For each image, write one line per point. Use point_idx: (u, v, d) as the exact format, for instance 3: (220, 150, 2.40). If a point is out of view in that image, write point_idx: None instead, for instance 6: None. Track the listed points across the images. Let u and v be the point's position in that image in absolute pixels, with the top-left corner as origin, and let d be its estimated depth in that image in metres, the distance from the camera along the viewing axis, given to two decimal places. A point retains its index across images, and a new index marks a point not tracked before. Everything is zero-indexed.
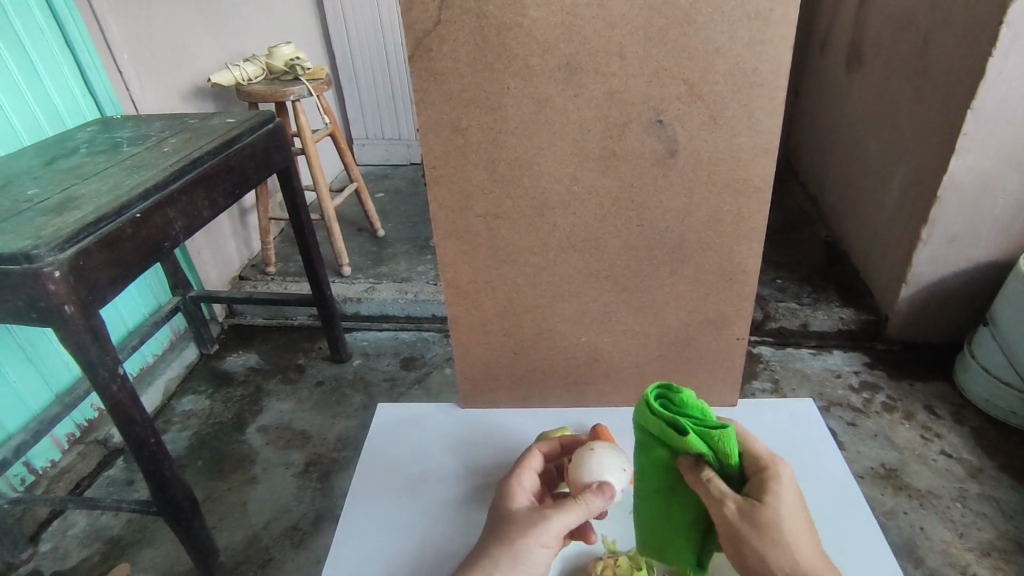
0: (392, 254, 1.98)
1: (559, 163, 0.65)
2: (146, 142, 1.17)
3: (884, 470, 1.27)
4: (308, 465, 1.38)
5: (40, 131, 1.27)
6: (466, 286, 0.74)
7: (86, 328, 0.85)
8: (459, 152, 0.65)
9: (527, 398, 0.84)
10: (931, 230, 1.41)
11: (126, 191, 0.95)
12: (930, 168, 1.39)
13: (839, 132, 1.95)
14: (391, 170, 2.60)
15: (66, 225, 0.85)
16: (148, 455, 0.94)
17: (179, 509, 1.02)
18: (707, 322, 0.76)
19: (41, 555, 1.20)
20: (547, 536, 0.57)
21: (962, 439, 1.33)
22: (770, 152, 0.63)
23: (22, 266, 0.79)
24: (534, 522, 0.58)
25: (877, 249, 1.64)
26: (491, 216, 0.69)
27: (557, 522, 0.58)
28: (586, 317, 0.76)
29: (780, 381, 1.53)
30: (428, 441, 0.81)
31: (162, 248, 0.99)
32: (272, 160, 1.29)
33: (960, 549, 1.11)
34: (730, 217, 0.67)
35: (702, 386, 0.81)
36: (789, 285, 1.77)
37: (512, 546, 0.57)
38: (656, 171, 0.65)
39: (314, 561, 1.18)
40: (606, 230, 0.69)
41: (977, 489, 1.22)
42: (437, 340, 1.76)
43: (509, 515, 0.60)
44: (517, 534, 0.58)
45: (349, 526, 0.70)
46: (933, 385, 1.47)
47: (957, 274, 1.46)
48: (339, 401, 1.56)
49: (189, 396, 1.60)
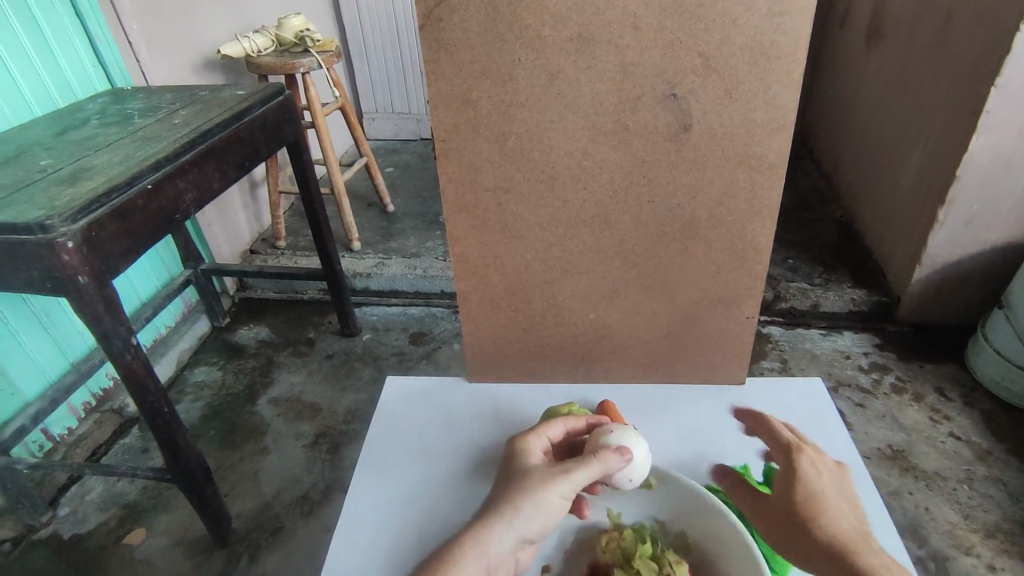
0: (401, 230, 1.97)
1: (570, 137, 0.64)
2: (157, 113, 1.16)
3: (891, 451, 1.27)
4: (318, 436, 1.40)
5: (51, 102, 1.28)
6: (476, 261, 0.74)
7: (100, 298, 0.86)
8: (470, 124, 0.64)
9: (534, 373, 0.84)
10: (948, 210, 1.38)
11: (137, 162, 0.95)
12: (950, 147, 1.37)
13: (857, 109, 1.91)
14: (401, 145, 2.58)
15: (79, 196, 0.86)
16: (163, 423, 0.96)
17: (192, 477, 1.04)
18: (717, 299, 0.75)
19: (59, 519, 1.24)
20: (564, 489, 0.57)
21: (971, 421, 1.32)
22: (786, 127, 0.62)
23: (35, 236, 0.80)
24: (551, 476, 0.58)
25: (892, 230, 1.62)
26: (501, 190, 0.68)
27: (575, 478, 0.58)
28: (594, 293, 0.76)
29: (789, 361, 1.52)
30: (437, 413, 0.82)
31: (173, 219, 0.99)
32: (282, 133, 1.29)
33: (965, 530, 1.11)
34: (744, 193, 0.66)
35: (710, 364, 0.81)
36: (801, 266, 1.75)
37: (529, 497, 0.56)
38: (668, 146, 0.64)
39: (324, 529, 1.20)
40: (617, 206, 0.68)
41: (984, 471, 1.22)
42: (446, 315, 1.76)
43: (524, 469, 0.59)
44: (535, 487, 0.57)
45: (357, 497, 0.71)
46: (943, 367, 1.46)
47: (972, 255, 1.44)
48: (349, 374, 1.57)
49: (202, 367, 1.62)
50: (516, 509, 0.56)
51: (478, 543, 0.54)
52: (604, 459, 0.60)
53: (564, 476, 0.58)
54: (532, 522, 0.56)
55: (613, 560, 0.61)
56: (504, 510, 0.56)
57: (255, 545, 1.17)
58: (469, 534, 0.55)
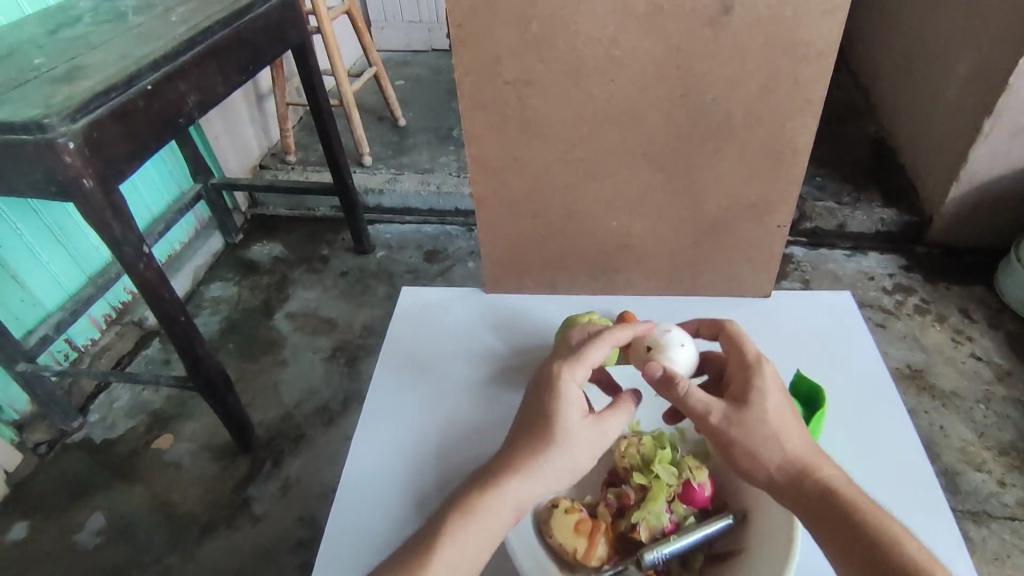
0: (414, 145, 1.91)
1: (599, 22, 0.58)
2: (153, 11, 1.09)
3: (910, 371, 1.26)
4: (335, 350, 1.42)
5: (43, 0, 1.20)
6: (494, 164, 0.70)
7: (107, 203, 0.83)
8: (488, 7, 0.58)
9: (553, 284, 0.82)
10: (994, 122, 1.30)
11: (136, 60, 0.90)
12: (1004, 52, 1.26)
13: (902, 14, 1.77)
14: (412, 56, 2.46)
15: (77, 94, 0.82)
16: (181, 333, 0.97)
17: (213, 385, 1.06)
18: (748, 207, 0.71)
19: (90, 424, 1.28)
20: (601, 444, 0.55)
21: (995, 343, 1.30)
22: (840, 9, 0.55)
23: (35, 136, 0.76)
24: (594, 435, 0.54)
25: (931, 146, 1.53)
26: (522, 83, 0.63)
27: (611, 434, 0.56)
28: (618, 200, 0.72)
29: (811, 282, 1.49)
30: (455, 322, 0.80)
31: (177, 123, 0.95)
32: (286, 35, 1.21)
33: (979, 447, 1.12)
34: (787, 86, 0.61)
35: (735, 275, 0.79)
36: (829, 184, 1.67)
37: (570, 455, 0.53)
38: (707, 32, 0.58)
39: (344, 437, 1.24)
40: (647, 101, 0.63)
41: (1003, 391, 1.21)
42: (460, 233, 1.73)
43: (568, 425, 0.53)
44: (576, 447, 0.54)
45: (375, 404, 0.71)
46: (971, 289, 1.42)
47: (1014, 171, 1.37)
48: (364, 290, 1.57)
49: (218, 282, 1.63)
50: (557, 465, 0.53)
51: (520, 502, 0.52)
52: (633, 403, 0.57)
53: (603, 431, 0.55)
54: (567, 475, 0.54)
55: (631, 464, 0.60)
56: (548, 468, 0.53)
57: (278, 451, 1.21)
58: (513, 493, 0.52)
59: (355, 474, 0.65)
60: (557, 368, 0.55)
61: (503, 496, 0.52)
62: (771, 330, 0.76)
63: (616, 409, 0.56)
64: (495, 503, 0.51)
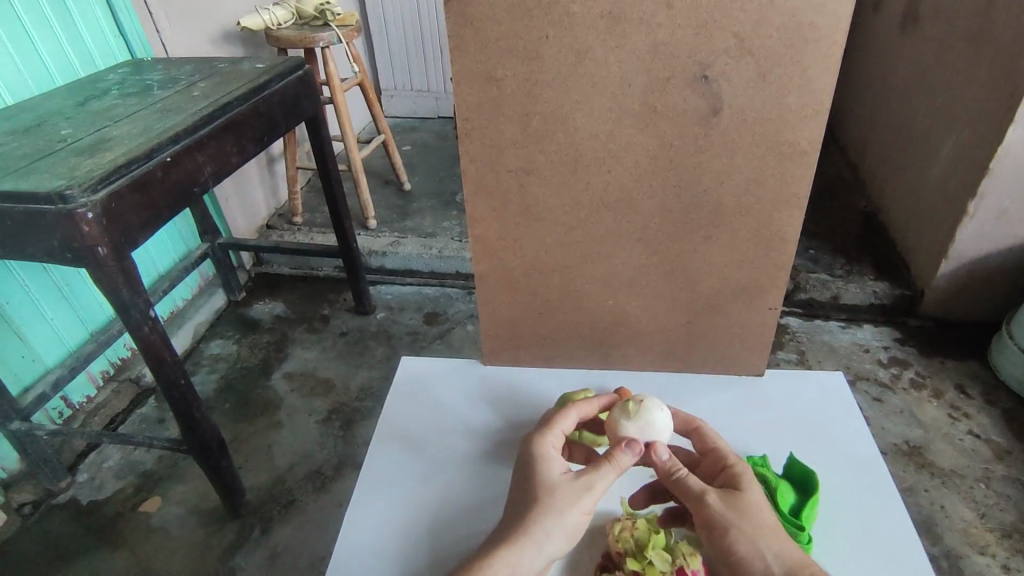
0: (417, 209, 1.97)
1: (596, 119, 0.62)
2: (176, 85, 1.15)
3: (907, 447, 1.25)
4: (332, 412, 1.41)
5: (73, 73, 1.27)
6: (495, 243, 0.73)
7: (119, 270, 0.86)
8: (493, 103, 0.63)
9: (550, 358, 0.84)
10: (979, 203, 1.35)
11: (156, 134, 0.95)
12: (984, 138, 1.33)
13: (887, 97, 1.86)
14: (419, 123, 2.56)
15: (99, 167, 0.86)
16: (178, 396, 0.97)
17: (208, 449, 1.05)
18: (740, 289, 0.74)
19: (78, 484, 1.26)
20: (587, 504, 0.58)
21: (991, 420, 1.30)
22: (821, 114, 0.59)
23: (55, 206, 0.80)
24: (574, 494, 0.57)
25: (919, 223, 1.58)
26: (523, 171, 0.67)
27: (596, 492, 0.58)
28: (614, 279, 0.75)
29: (806, 353, 1.50)
30: (452, 394, 0.81)
31: (191, 193, 0.99)
32: (300, 108, 1.27)
33: (980, 529, 1.10)
34: (773, 180, 0.64)
35: (728, 354, 0.80)
36: (822, 257, 1.71)
37: (554, 518, 0.57)
38: (697, 131, 0.62)
39: (336, 504, 1.22)
40: (641, 190, 0.67)
41: (1002, 470, 1.20)
42: (460, 296, 1.76)
43: (545, 484, 0.58)
44: (558, 507, 0.57)
45: (369, 477, 0.71)
46: (965, 364, 1.43)
47: (1002, 250, 1.40)
48: (363, 352, 1.58)
49: (218, 340, 1.64)
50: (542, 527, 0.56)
51: (511, 563, 0.54)
52: (618, 459, 0.59)
53: (585, 491, 0.57)
54: (558, 542, 0.57)
55: (625, 549, 0.60)
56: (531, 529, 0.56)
57: (267, 517, 1.19)
58: (500, 554, 0.55)
59: (345, 550, 0.64)
60: (535, 437, 0.63)
61: (492, 560, 0.55)
62: (763, 409, 0.77)
63: (596, 465, 0.59)
64: (482, 565, 0.55)
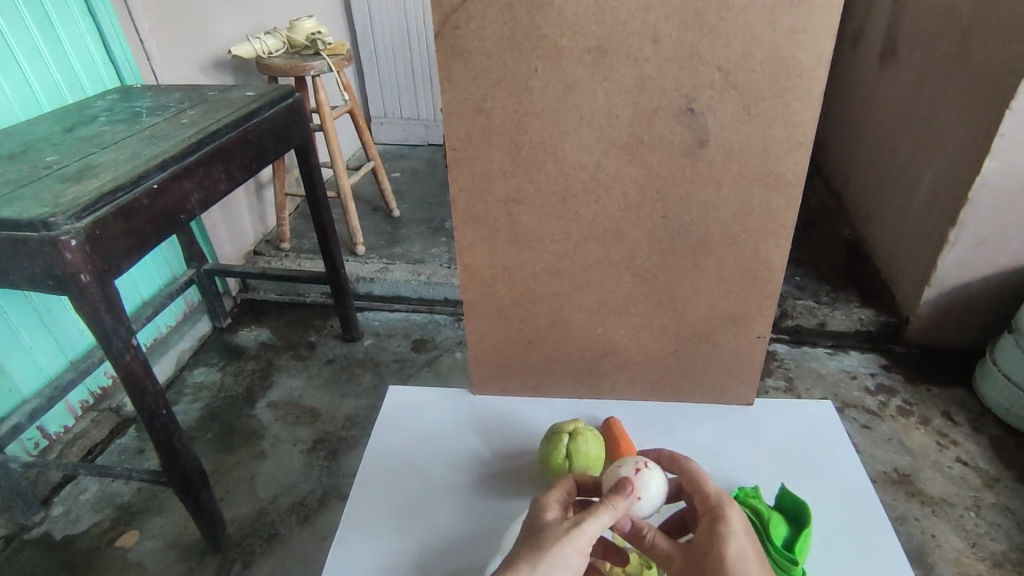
0: (406, 235, 1.97)
1: (585, 149, 0.63)
2: (166, 112, 1.16)
3: (897, 475, 1.25)
4: (317, 442, 1.38)
5: (61, 99, 1.27)
6: (484, 271, 0.73)
7: (101, 297, 0.84)
8: (482, 133, 0.63)
9: (539, 387, 0.83)
10: (959, 232, 1.37)
11: (144, 161, 0.95)
12: (962, 169, 1.36)
13: (868, 128, 1.90)
14: (408, 150, 2.57)
15: (84, 193, 0.85)
16: (160, 426, 0.95)
17: (188, 480, 1.02)
18: (728, 318, 0.74)
19: (52, 518, 1.22)
20: (583, 546, 0.53)
21: (979, 447, 1.30)
22: (806, 146, 0.60)
23: (38, 233, 0.79)
24: (564, 530, 0.54)
25: (901, 251, 1.60)
26: (512, 200, 0.67)
27: (591, 530, 0.54)
28: (603, 308, 0.74)
29: (794, 380, 1.50)
30: (440, 425, 0.80)
31: (178, 220, 0.99)
32: (290, 136, 1.28)
33: (971, 558, 1.09)
34: (759, 211, 0.65)
35: (716, 384, 0.80)
36: (808, 284, 1.73)
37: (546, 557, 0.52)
38: (684, 161, 0.63)
39: (319, 538, 1.19)
40: (629, 220, 0.67)
41: (991, 498, 1.20)
42: (449, 323, 1.75)
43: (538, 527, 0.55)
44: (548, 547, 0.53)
45: (355, 509, 0.70)
46: (951, 391, 1.44)
47: (983, 278, 1.43)
48: (349, 379, 1.56)
49: (201, 368, 1.61)
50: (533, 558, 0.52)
51: None
52: (612, 503, 0.56)
53: (578, 526, 0.54)
54: None
55: None
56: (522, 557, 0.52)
57: (248, 551, 1.16)
58: None
59: None
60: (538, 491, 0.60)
61: None
62: (754, 438, 0.77)
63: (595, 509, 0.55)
64: None
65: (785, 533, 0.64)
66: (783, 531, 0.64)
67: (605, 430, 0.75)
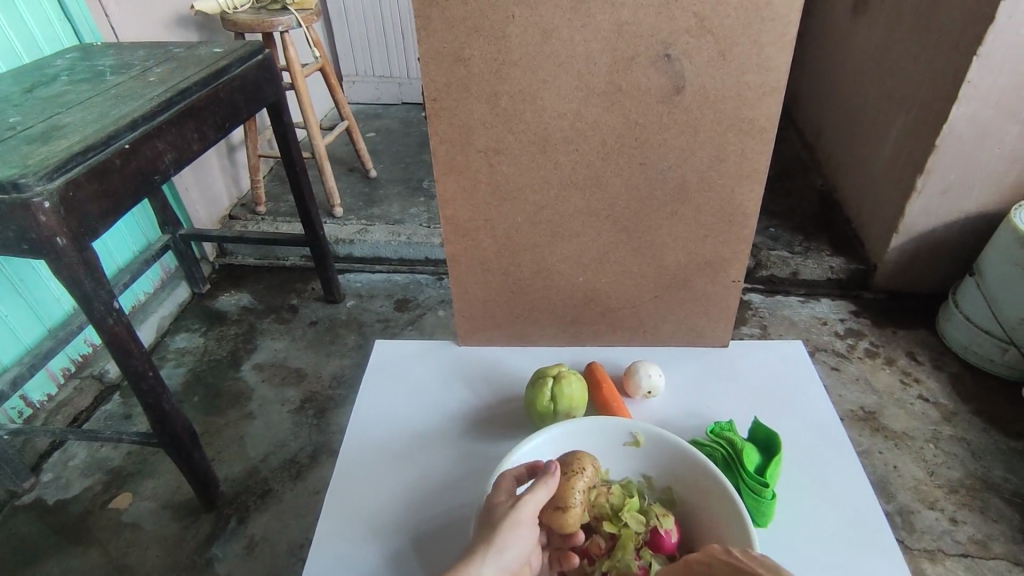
0: (384, 196, 1.95)
1: (563, 98, 0.64)
2: (130, 71, 1.12)
3: (863, 412, 1.32)
4: (304, 401, 1.40)
5: (3, 39, 1.19)
6: (466, 224, 0.74)
7: (79, 261, 0.83)
8: (461, 83, 0.63)
9: (523, 337, 0.86)
10: (926, 179, 1.41)
11: (113, 120, 0.92)
12: (929, 117, 1.39)
13: (841, 78, 1.92)
14: (382, 109, 2.53)
15: (53, 154, 0.83)
16: (147, 387, 0.95)
17: (179, 442, 1.03)
18: (704, 264, 0.76)
19: (42, 484, 1.23)
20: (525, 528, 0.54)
21: (939, 384, 1.37)
22: (778, 91, 0.62)
23: (9, 195, 0.77)
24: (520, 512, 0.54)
25: (870, 200, 1.65)
26: (492, 150, 0.68)
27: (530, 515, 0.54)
28: (583, 256, 0.76)
29: (768, 327, 1.55)
30: (428, 375, 0.82)
31: (153, 180, 0.97)
32: (262, 93, 1.25)
33: (930, 486, 1.17)
34: (733, 156, 0.67)
35: (695, 327, 0.83)
36: (782, 234, 1.77)
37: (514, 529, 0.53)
38: (662, 108, 0.64)
39: (312, 492, 1.22)
40: (608, 168, 0.69)
41: (949, 431, 1.27)
42: (430, 283, 1.76)
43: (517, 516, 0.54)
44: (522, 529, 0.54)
45: (349, 458, 0.72)
46: (915, 333, 1.51)
47: (947, 224, 1.48)
48: (334, 340, 1.57)
49: (182, 333, 1.60)
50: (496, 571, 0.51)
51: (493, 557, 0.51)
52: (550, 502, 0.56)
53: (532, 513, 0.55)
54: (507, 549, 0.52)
55: (601, 514, 0.60)
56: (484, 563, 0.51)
57: (243, 507, 1.18)
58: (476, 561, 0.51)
59: (328, 529, 0.65)
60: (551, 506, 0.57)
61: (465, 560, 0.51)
62: (731, 377, 0.80)
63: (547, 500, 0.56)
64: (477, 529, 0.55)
65: (756, 461, 0.66)
66: (754, 457, 0.67)
67: (588, 376, 0.78)
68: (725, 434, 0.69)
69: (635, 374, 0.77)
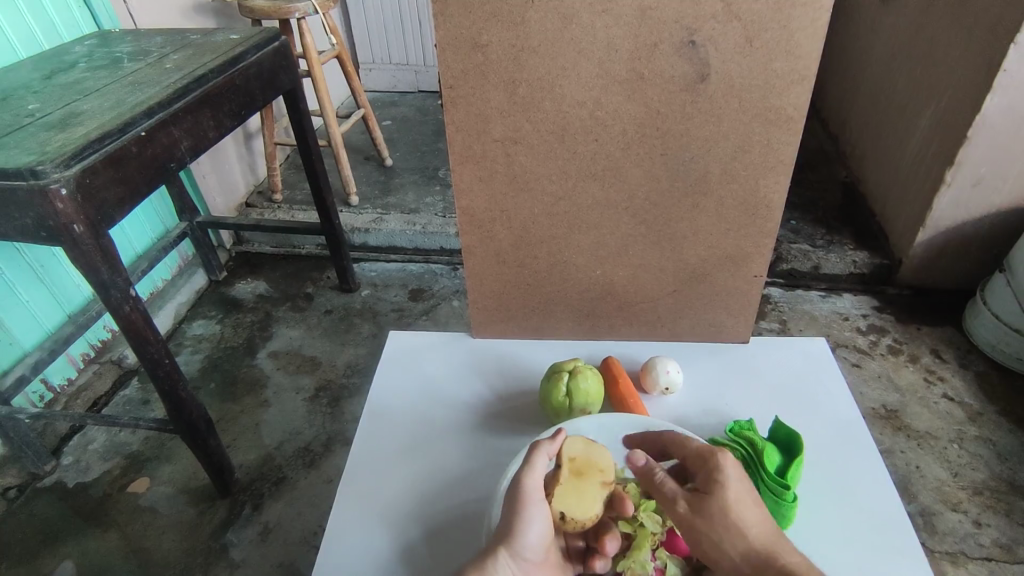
0: (400, 184, 1.94)
1: (584, 86, 0.62)
2: (148, 57, 1.12)
3: (885, 411, 1.29)
4: (318, 390, 1.41)
5: (21, 21, 1.19)
6: (481, 215, 0.73)
7: (96, 248, 0.84)
8: (479, 70, 0.62)
9: (539, 330, 0.84)
10: (956, 172, 1.37)
11: (129, 107, 0.92)
12: (961, 107, 1.34)
13: (868, 66, 1.86)
14: (398, 97, 2.52)
15: (71, 141, 0.83)
16: (163, 374, 0.96)
17: (195, 428, 1.04)
18: (725, 258, 0.74)
19: (63, 467, 1.25)
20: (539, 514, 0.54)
21: (965, 383, 1.34)
22: (808, 79, 0.60)
23: (26, 181, 0.77)
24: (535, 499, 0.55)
25: (896, 193, 1.60)
26: (510, 140, 0.66)
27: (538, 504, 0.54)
28: (600, 249, 0.75)
29: (788, 322, 1.52)
30: (442, 367, 0.81)
31: (168, 168, 0.97)
32: (277, 81, 1.24)
33: (953, 487, 1.14)
34: (759, 147, 0.65)
35: (714, 323, 0.81)
36: (803, 227, 1.73)
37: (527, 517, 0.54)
38: (685, 96, 0.62)
39: (326, 480, 1.22)
40: (629, 158, 0.67)
41: (975, 431, 1.24)
42: (445, 273, 1.76)
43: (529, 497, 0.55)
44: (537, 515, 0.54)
45: (362, 449, 0.72)
46: (940, 330, 1.47)
47: (977, 218, 1.43)
48: (348, 329, 1.57)
49: (200, 320, 1.62)
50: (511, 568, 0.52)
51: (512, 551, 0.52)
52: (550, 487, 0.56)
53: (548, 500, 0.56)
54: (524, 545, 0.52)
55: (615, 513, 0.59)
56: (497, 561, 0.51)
57: (257, 494, 1.19)
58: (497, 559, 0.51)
59: (340, 519, 0.65)
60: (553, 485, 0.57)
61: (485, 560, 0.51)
62: (751, 374, 0.78)
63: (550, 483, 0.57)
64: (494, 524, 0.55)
65: (777, 462, 0.65)
66: (775, 459, 0.65)
67: (605, 371, 0.76)
68: (747, 433, 0.67)
69: (653, 370, 0.76)
